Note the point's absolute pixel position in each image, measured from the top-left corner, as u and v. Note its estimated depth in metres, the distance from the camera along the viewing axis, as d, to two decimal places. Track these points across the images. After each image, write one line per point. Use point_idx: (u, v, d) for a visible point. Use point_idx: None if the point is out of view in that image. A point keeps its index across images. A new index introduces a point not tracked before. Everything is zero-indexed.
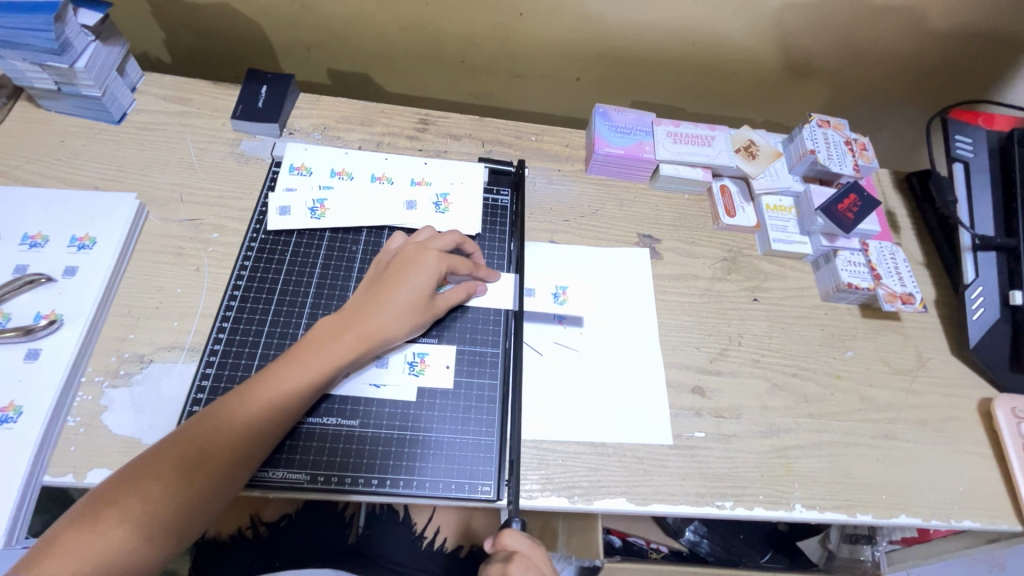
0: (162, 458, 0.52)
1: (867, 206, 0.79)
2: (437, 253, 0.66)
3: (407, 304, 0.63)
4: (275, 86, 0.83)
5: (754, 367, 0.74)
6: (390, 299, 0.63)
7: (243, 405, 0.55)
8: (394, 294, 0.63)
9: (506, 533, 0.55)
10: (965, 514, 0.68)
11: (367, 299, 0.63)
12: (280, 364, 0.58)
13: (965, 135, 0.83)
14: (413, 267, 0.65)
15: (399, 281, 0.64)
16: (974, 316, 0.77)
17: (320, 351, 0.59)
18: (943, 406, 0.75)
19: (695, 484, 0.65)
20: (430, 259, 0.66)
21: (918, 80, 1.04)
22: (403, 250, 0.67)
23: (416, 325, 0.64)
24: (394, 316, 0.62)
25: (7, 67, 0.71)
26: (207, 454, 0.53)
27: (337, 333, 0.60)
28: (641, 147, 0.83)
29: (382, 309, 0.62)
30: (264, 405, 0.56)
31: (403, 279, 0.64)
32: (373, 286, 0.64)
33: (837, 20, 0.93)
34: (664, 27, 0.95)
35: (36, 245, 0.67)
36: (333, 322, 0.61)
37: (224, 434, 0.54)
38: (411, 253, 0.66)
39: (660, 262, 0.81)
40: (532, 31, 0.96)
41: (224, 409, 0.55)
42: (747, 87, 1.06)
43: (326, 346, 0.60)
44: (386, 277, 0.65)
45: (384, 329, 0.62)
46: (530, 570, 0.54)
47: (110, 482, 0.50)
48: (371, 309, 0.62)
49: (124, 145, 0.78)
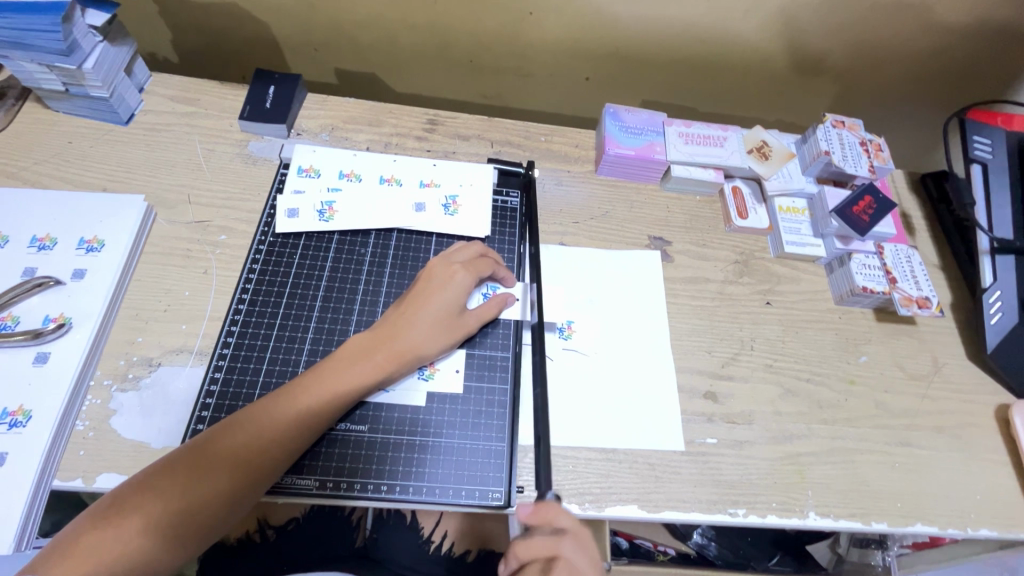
0: (183, 464, 0.51)
1: (882, 209, 0.77)
2: (466, 268, 0.66)
3: (435, 320, 0.63)
4: (282, 86, 0.83)
5: (766, 372, 0.73)
6: (420, 314, 0.63)
7: (269, 416, 0.55)
8: (423, 309, 0.63)
9: (551, 509, 0.54)
10: (982, 523, 0.67)
11: (397, 315, 0.63)
12: (309, 378, 0.58)
13: (983, 136, 0.82)
14: (443, 282, 0.65)
15: (427, 296, 0.64)
16: (991, 321, 0.76)
17: (349, 367, 0.59)
18: (959, 413, 0.73)
19: (707, 491, 0.64)
20: (458, 273, 0.66)
21: (934, 79, 1.02)
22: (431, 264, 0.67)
23: (445, 343, 0.63)
24: (423, 333, 0.62)
25: (14, 68, 0.70)
26: (229, 463, 0.52)
27: (367, 349, 0.60)
28: (652, 148, 0.82)
29: (412, 325, 0.62)
30: (291, 419, 0.56)
31: (433, 294, 0.64)
32: (404, 300, 0.64)
33: (852, 17, 0.91)
34: (675, 25, 0.93)
35: (45, 247, 0.67)
36: (363, 338, 0.61)
37: (247, 444, 0.53)
38: (438, 267, 0.66)
39: (671, 265, 0.80)
40: (541, 30, 0.95)
41: (250, 419, 0.55)
42: (760, 86, 1.05)
43: (355, 362, 0.59)
44: (414, 292, 0.64)
45: (414, 347, 0.61)
46: (580, 545, 0.53)
47: (133, 484, 0.50)
48: (401, 325, 0.62)
49: (131, 146, 0.78)
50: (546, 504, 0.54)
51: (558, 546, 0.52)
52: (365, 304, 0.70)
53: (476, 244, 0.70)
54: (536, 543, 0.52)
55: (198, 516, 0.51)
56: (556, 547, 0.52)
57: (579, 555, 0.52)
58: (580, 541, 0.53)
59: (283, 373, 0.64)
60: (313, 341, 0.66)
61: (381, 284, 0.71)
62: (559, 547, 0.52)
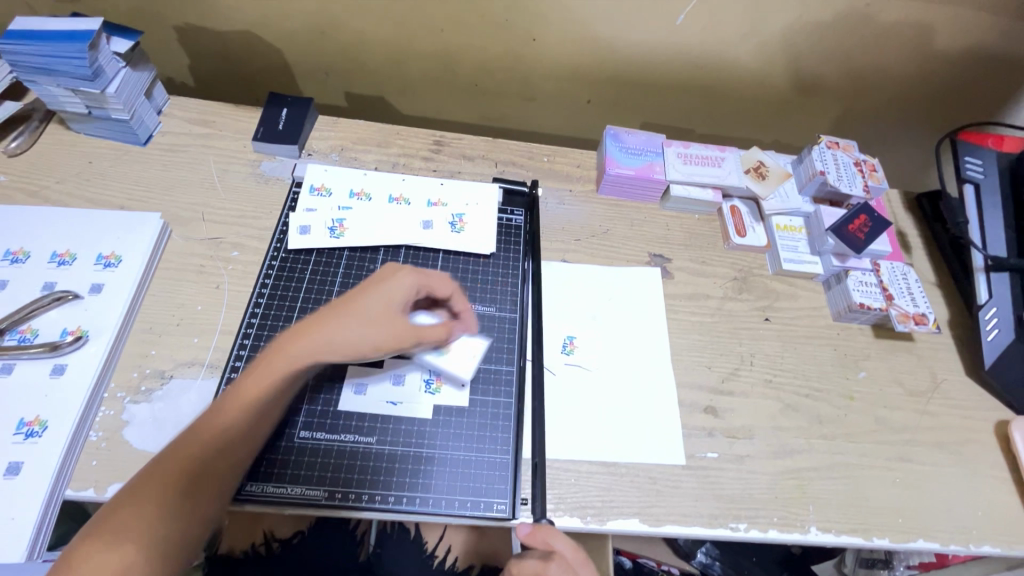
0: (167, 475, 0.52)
1: (876, 227, 0.79)
2: (411, 270, 0.62)
3: (371, 321, 0.58)
4: (295, 109, 0.86)
5: (766, 388, 0.74)
6: (351, 319, 0.58)
7: (226, 413, 0.55)
8: (359, 308, 0.58)
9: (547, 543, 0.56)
10: (984, 539, 0.67)
11: (330, 316, 0.58)
12: (248, 382, 0.56)
13: (974, 156, 0.84)
14: (383, 284, 0.60)
15: (363, 295, 0.59)
16: (988, 337, 0.77)
17: (280, 372, 0.56)
18: (958, 429, 0.74)
19: (709, 505, 0.65)
20: (405, 275, 0.61)
21: (927, 101, 1.05)
22: (379, 265, 0.62)
23: (382, 343, 0.58)
24: (357, 340, 0.57)
25: (41, 92, 0.74)
26: (204, 465, 0.54)
27: (301, 343, 0.57)
28: (651, 168, 0.85)
29: (343, 322, 0.57)
30: (245, 412, 0.56)
31: (368, 298, 0.59)
32: (344, 300, 0.60)
33: (844, 43, 0.94)
34: (674, 50, 0.96)
35: (64, 263, 0.69)
36: (296, 333, 0.58)
37: (211, 443, 0.54)
38: (385, 269, 0.62)
39: (671, 282, 0.82)
40: (544, 55, 0.98)
41: (211, 426, 0.55)
42: (757, 108, 1.08)
43: (294, 357, 0.57)
44: (357, 292, 0.60)
45: (349, 348, 0.57)
46: (569, 572, 0.55)
47: (113, 498, 0.51)
48: (334, 325, 0.57)
49: (149, 166, 0.81)
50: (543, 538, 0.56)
51: (546, 570, 0.54)
52: None
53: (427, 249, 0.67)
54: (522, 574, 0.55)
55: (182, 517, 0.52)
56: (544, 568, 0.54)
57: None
58: (569, 568, 0.55)
59: None
60: None
61: None
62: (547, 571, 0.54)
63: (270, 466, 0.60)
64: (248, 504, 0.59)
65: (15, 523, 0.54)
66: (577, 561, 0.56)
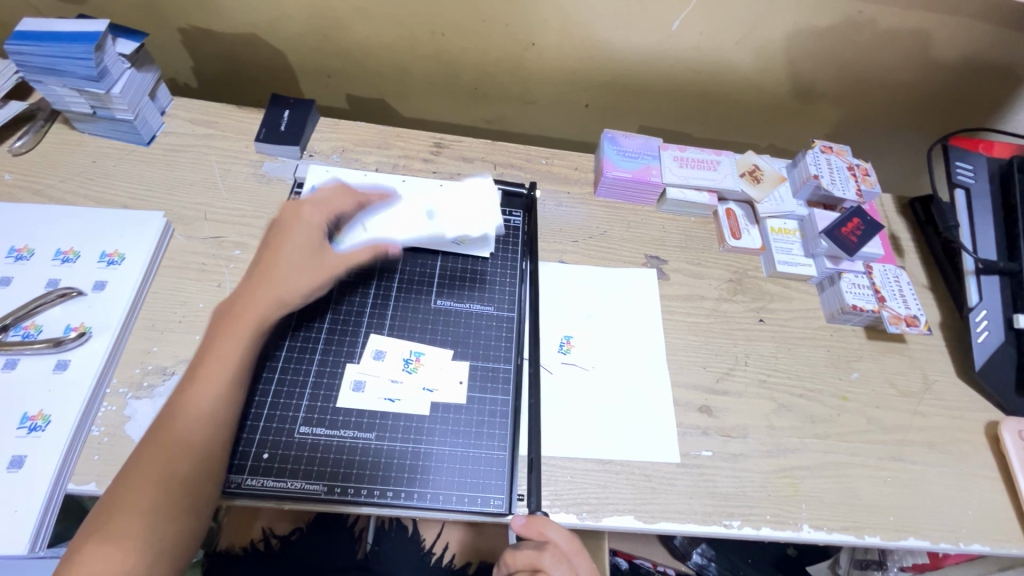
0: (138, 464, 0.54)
1: (870, 230, 0.81)
2: (319, 214, 0.68)
3: (296, 267, 0.65)
4: (297, 111, 0.87)
5: (760, 388, 0.75)
6: (285, 267, 0.64)
7: (189, 417, 0.56)
8: (284, 259, 0.65)
9: (542, 525, 0.57)
10: (974, 537, 0.68)
11: (261, 272, 0.64)
12: (202, 352, 0.60)
13: (965, 161, 0.85)
14: (296, 230, 0.66)
15: (283, 247, 0.65)
16: (978, 339, 0.78)
17: (232, 329, 0.61)
18: (949, 429, 0.75)
19: (702, 502, 0.66)
20: (313, 217, 0.68)
21: (920, 107, 1.06)
22: (281, 218, 0.68)
23: (313, 286, 0.65)
24: (289, 282, 0.64)
25: (47, 92, 0.75)
26: (177, 470, 0.54)
27: (236, 312, 0.62)
28: (648, 171, 0.86)
29: (272, 276, 0.64)
30: (208, 417, 0.57)
31: (289, 245, 0.65)
32: (263, 256, 0.66)
33: (838, 50, 0.96)
34: (671, 55, 0.98)
35: (68, 260, 0.70)
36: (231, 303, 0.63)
37: (179, 449, 0.55)
38: (287, 217, 0.68)
39: (667, 283, 0.83)
40: (543, 59, 0.99)
41: (174, 407, 0.57)
42: (753, 113, 1.09)
43: (231, 328, 0.61)
44: (274, 246, 0.66)
45: (287, 299, 0.63)
46: (563, 561, 0.57)
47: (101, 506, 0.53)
48: (263, 279, 0.63)
49: (152, 165, 0.82)
50: (538, 524, 0.57)
51: (540, 559, 0.57)
52: (374, 316, 0.72)
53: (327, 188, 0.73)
54: (522, 556, 0.58)
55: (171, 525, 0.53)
56: (538, 557, 0.57)
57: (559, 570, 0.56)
58: (563, 557, 0.57)
59: (294, 381, 0.66)
60: (324, 351, 0.69)
61: (389, 298, 0.74)
62: (541, 560, 0.57)
63: (271, 461, 0.61)
64: (248, 498, 0.60)
65: (18, 516, 0.55)
66: (573, 549, 0.58)
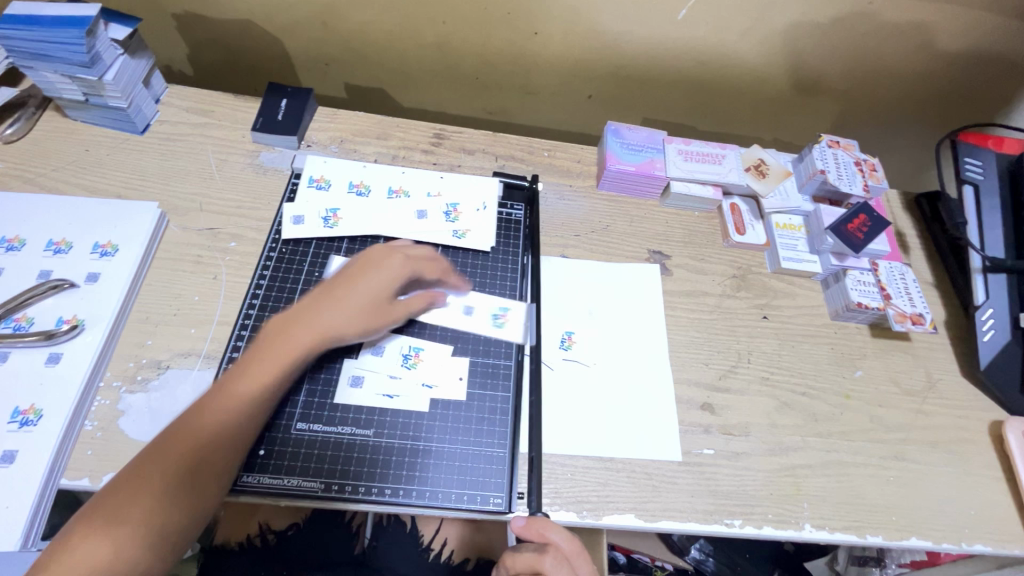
0: (149, 463, 0.52)
1: (876, 226, 0.79)
2: (404, 256, 0.64)
3: (364, 306, 0.61)
4: (294, 100, 0.85)
5: (763, 385, 0.74)
6: (349, 300, 0.61)
7: (208, 425, 0.54)
8: (351, 295, 0.61)
9: (543, 525, 0.57)
10: (976, 538, 0.68)
11: (325, 296, 0.61)
12: (241, 365, 0.57)
13: (974, 157, 0.84)
14: (374, 267, 0.63)
15: (358, 281, 0.61)
16: (983, 338, 0.78)
17: (278, 351, 0.58)
18: (952, 428, 0.75)
19: (704, 501, 0.65)
20: (397, 258, 0.64)
21: (928, 101, 1.05)
22: (369, 250, 0.64)
23: (369, 328, 0.62)
24: (349, 317, 0.60)
25: (38, 78, 0.73)
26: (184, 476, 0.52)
27: (284, 335, 0.58)
28: (652, 165, 0.84)
29: (334, 309, 0.60)
30: (235, 416, 0.55)
31: (362, 279, 0.62)
32: (333, 282, 0.62)
33: (846, 42, 0.94)
34: (677, 46, 0.96)
35: (60, 251, 0.69)
36: (283, 323, 0.59)
37: (197, 443, 0.53)
38: (375, 253, 0.64)
39: (670, 278, 0.82)
40: (546, 49, 0.98)
41: (197, 411, 0.54)
42: (758, 106, 1.07)
43: (275, 350, 0.57)
44: (349, 273, 0.62)
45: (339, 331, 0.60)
46: (563, 562, 0.56)
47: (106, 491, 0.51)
48: (321, 309, 0.60)
49: (146, 155, 0.80)
50: (539, 524, 0.57)
51: (541, 562, 0.55)
52: None
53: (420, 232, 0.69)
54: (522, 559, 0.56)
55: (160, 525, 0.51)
56: (538, 560, 0.55)
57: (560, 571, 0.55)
58: (563, 558, 0.56)
59: None
60: None
61: None
62: (542, 563, 0.55)
63: (267, 457, 0.60)
64: (244, 495, 0.59)
65: (10, 512, 0.54)
66: (573, 551, 0.57)
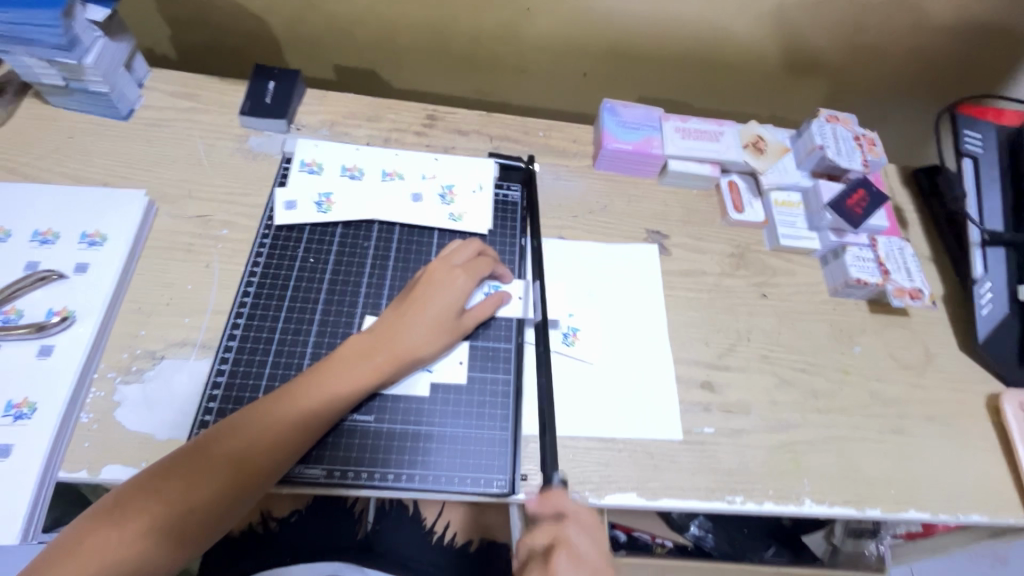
0: (186, 466, 0.52)
1: (874, 201, 0.79)
2: (466, 271, 0.66)
3: (433, 324, 0.63)
4: (282, 82, 0.83)
5: (762, 363, 0.74)
6: (420, 318, 0.63)
7: (256, 438, 0.54)
8: (422, 311, 0.63)
9: (555, 494, 0.56)
10: (972, 508, 0.68)
11: (396, 315, 0.63)
12: (308, 378, 0.58)
13: (973, 130, 0.83)
14: (441, 285, 0.65)
15: (429, 302, 0.63)
16: (982, 312, 0.78)
17: (348, 368, 0.59)
18: (950, 401, 0.75)
19: (705, 478, 0.65)
20: (459, 277, 0.66)
21: (925, 74, 1.04)
22: (432, 268, 0.66)
23: (443, 345, 0.63)
24: (420, 335, 0.62)
25: (14, 62, 0.70)
26: (224, 484, 0.52)
27: (365, 351, 0.60)
28: (649, 143, 0.83)
29: (406, 330, 0.62)
30: (289, 430, 0.55)
31: (432, 297, 0.64)
32: (403, 302, 0.64)
33: (844, 14, 0.92)
34: (672, 20, 0.94)
35: (47, 241, 0.67)
36: (361, 339, 0.61)
37: (247, 453, 0.53)
38: (439, 272, 0.66)
39: (668, 258, 0.81)
40: (539, 25, 0.95)
41: (252, 422, 0.55)
42: (754, 82, 1.06)
43: (353, 364, 0.60)
44: (416, 291, 0.64)
45: (412, 350, 0.62)
46: (583, 529, 0.53)
47: (132, 483, 0.51)
48: (399, 326, 0.62)
49: (131, 141, 0.78)
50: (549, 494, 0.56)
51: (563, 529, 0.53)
52: (369, 297, 0.70)
53: (475, 242, 0.70)
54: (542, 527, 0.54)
55: (181, 530, 0.50)
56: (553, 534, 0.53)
57: (580, 539, 0.52)
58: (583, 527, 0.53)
59: (289, 365, 0.65)
60: (318, 333, 0.67)
61: (384, 280, 0.71)
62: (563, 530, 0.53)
63: None
64: None
65: (8, 505, 0.53)
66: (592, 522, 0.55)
